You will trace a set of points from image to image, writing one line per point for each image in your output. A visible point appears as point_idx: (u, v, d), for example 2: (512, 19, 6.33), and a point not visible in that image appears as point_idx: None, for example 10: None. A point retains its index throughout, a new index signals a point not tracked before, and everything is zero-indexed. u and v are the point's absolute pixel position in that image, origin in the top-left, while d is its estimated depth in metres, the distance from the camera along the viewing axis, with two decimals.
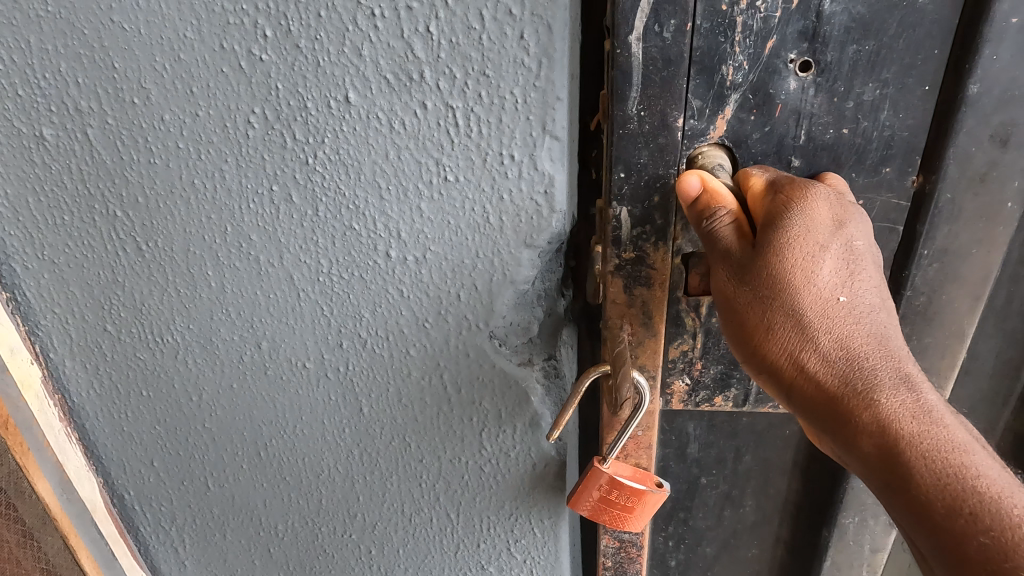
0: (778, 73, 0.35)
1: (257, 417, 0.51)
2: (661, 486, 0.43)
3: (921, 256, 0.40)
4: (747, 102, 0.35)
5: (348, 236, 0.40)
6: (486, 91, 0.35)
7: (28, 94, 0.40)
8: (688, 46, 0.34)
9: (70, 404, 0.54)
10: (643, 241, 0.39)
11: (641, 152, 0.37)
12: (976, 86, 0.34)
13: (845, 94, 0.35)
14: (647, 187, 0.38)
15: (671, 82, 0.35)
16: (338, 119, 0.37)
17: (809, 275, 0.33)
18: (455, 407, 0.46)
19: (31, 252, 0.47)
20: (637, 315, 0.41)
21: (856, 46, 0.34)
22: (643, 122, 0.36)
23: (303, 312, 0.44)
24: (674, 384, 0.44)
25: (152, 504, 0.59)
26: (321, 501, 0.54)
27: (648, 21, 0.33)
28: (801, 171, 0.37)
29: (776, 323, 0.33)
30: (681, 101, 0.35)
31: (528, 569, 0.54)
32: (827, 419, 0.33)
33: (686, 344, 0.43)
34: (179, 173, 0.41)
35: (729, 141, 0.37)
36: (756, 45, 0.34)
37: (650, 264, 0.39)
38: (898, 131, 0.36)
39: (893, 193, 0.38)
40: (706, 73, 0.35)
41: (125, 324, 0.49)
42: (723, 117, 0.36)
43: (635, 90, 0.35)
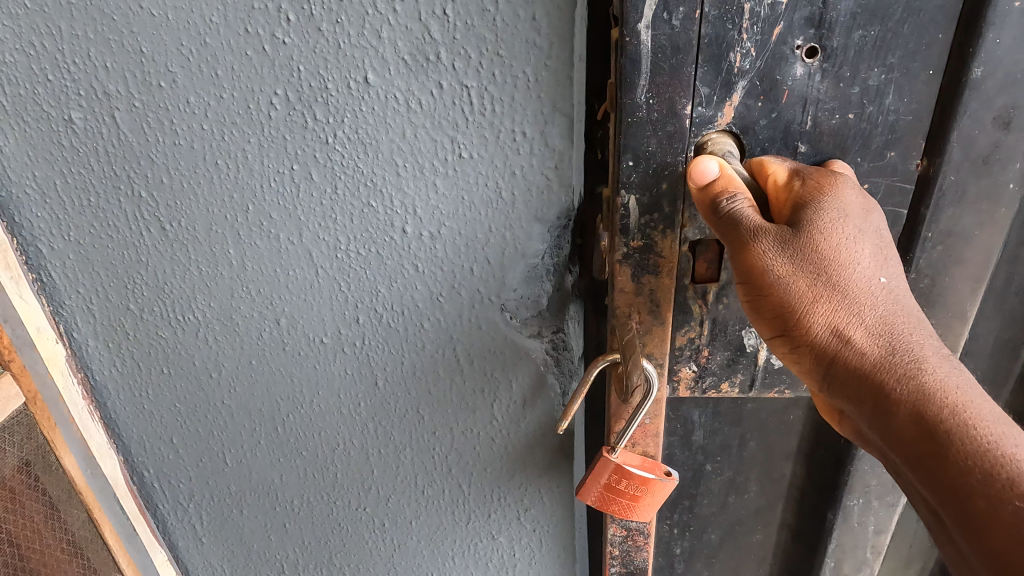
0: (786, 59, 0.35)
1: (275, 392, 0.53)
2: (670, 475, 0.44)
3: (925, 239, 0.41)
4: (754, 88, 0.36)
5: (366, 214, 0.42)
6: (500, 70, 0.36)
7: (57, 78, 0.41)
8: (696, 33, 0.35)
9: (92, 383, 0.55)
10: (651, 229, 0.40)
11: (649, 140, 0.37)
12: (979, 69, 0.35)
13: (851, 79, 0.36)
14: (655, 175, 0.38)
15: (680, 69, 0.35)
16: (358, 99, 0.38)
17: (849, 253, 0.34)
18: (468, 378, 0.48)
19: (57, 233, 0.48)
20: (645, 304, 0.42)
21: (862, 31, 0.35)
22: (652, 109, 0.37)
23: (321, 289, 0.46)
24: (680, 372, 0.45)
25: (171, 482, 0.61)
26: (337, 473, 0.57)
27: (657, 8, 0.34)
28: (808, 157, 0.38)
29: (817, 296, 0.34)
30: (689, 89, 0.36)
31: (538, 538, 0.56)
32: (859, 389, 0.34)
33: (693, 332, 0.44)
34: (203, 154, 0.42)
35: (736, 128, 0.37)
36: (763, 32, 0.35)
37: (657, 252, 0.40)
38: (902, 115, 0.37)
39: (896, 176, 0.39)
40: (715, 59, 0.35)
41: (148, 303, 0.50)
42: (731, 104, 0.37)
43: (644, 78, 0.36)
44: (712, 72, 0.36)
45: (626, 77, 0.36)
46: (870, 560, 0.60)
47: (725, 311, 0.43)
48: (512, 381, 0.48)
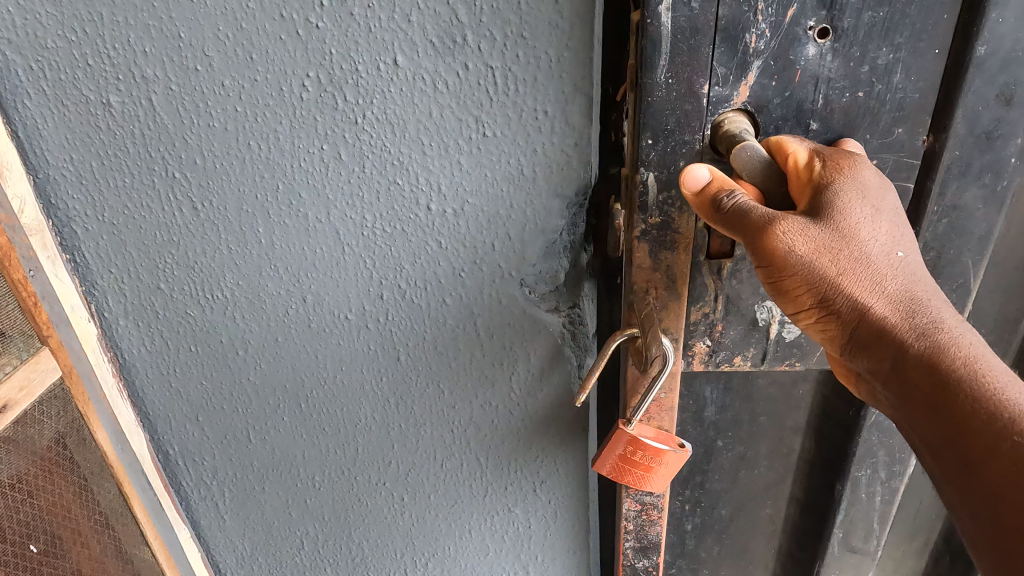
0: (798, 40, 0.38)
1: (299, 369, 0.55)
2: (683, 446, 0.46)
3: (932, 212, 0.43)
4: (768, 68, 0.38)
5: (392, 191, 0.44)
6: (523, 51, 0.38)
7: (97, 63, 0.43)
8: (714, 15, 0.37)
9: (121, 361, 0.57)
10: (670, 205, 0.42)
11: (668, 119, 0.40)
12: (983, 47, 0.37)
13: (861, 58, 0.38)
14: (673, 153, 0.41)
15: (698, 49, 0.38)
16: (387, 81, 0.40)
17: (870, 232, 0.36)
18: (488, 352, 0.51)
19: (92, 214, 0.50)
20: (662, 280, 0.44)
21: (871, 12, 0.37)
22: (671, 89, 0.39)
23: (348, 266, 0.48)
24: (695, 346, 0.47)
25: (196, 460, 0.63)
26: (358, 450, 0.59)
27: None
28: (819, 135, 0.40)
29: (845, 274, 0.36)
30: (706, 69, 0.38)
31: (553, 510, 0.58)
32: (879, 355, 0.36)
33: (707, 307, 0.45)
34: (236, 135, 0.44)
35: (751, 107, 0.39)
36: (778, 13, 0.37)
37: (676, 228, 0.43)
38: (910, 93, 0.39)
39: (904, 152, 0.41)
40: (731, 40, 0.38)
41: (178, 283, 0.52)
42: (746, 84, 0.39)
43: (663, 58, 0.38)
44: (728, 52, 0.38)
45: (646, 56, 0.38)
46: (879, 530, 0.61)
47: (737, 287, 0.45)
48: (530, 354, 0.50)
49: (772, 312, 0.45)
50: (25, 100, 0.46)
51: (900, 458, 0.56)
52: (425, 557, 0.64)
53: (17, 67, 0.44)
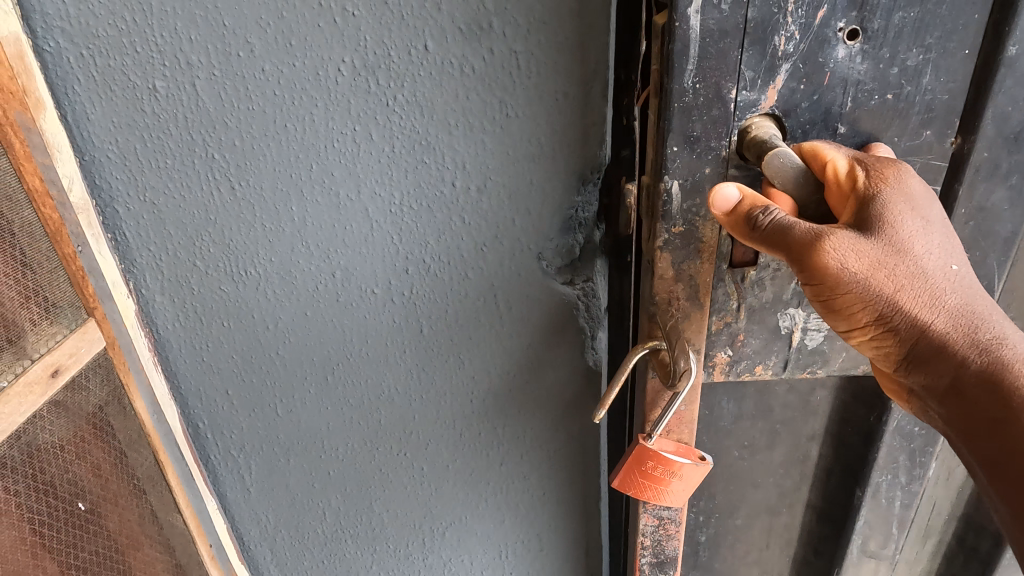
0: (828, 42, 0.40)
1: (327, 343, 0.58)
2: (704, 459, 0.49)
3: (959, 214, 0.46)
4: (797, 71, 0.41)
5: (419, 169, 0.47)
6: (544, 36, 0.42)
7: (145, 50, 0.46)
8: (743, 17, 0.38)
9: (156, 337, 0.60)
10: (694, 214, 0.44)
11: (695, 125, 0.42)
12: (1014, 47, 0.40)
13: (890, 60, 0.40)
14: (698, 159, 0.43)
15: (728, 51, 0.39)
16: (417, 65, 0.43)
17: (921, 246, 0.39)
18: (506, 324, 0.54)
19: (134, 195, 0.53)
20: (685, 289, 0.47)
21: (902, 13, 0.39)
22: (698, 94, 0.41)
23: (377, 242, 0.51)
24: (717, 357, 0.50)
25: (224, 433, 0.65)
26: (382, 421, 0.62)
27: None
28: (848, 138, 0.43)
29: (898, 287, 0.39)
30: (734, 73, 0.40)
31: (568, 483, 0.63)
32: (934, 368, 0.40)
33: (729, 316, 0.48)
34: (271, 119, 0.47)
35: (778, 112, 0.42)
36: (807, 15, 0.39)
37: (699, 237, 0.45)
38: (939, 93, 0.42)
39: (932, 154, 0.44)
40: (760, 43, 0.39)
41: (214, 261, 0.55)
42: (774, 87, 0.41)
43: (692, 63, 0.40)
44: (758, 56, 0.40)
45: (674, 59, 0.40)
46: (897, 536, 0.64)
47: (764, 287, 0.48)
48: (547, 324, 0.54)
49: (795, 320, 0.49)
50: (74, 86, 0.48)
51: (922, 451, 0.58)
52: (442, 525, 0.67)
53: (69, 56, 0.47)
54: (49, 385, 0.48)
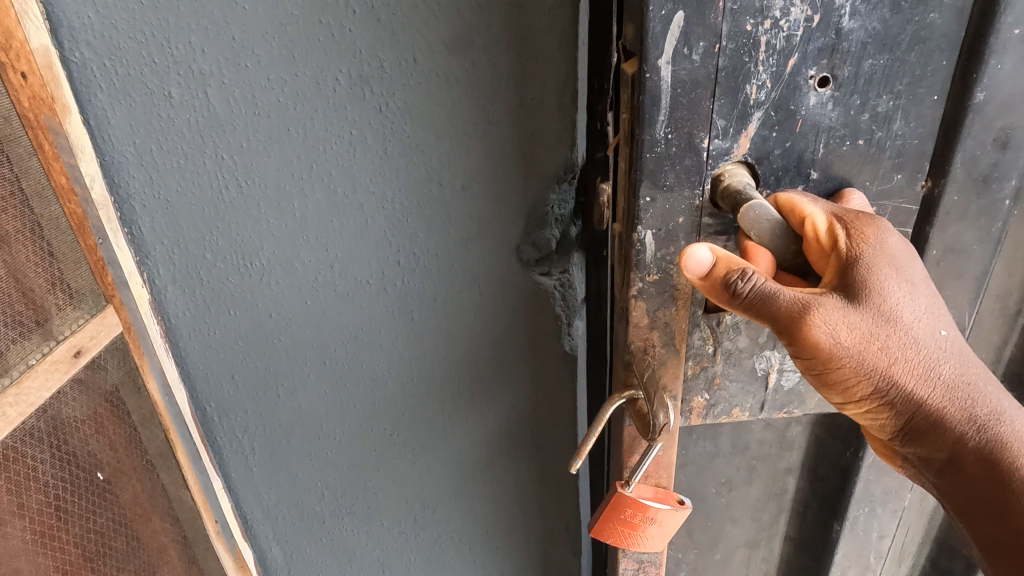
0: (799, 89, 0.45)
1: (326, 330, 0.63)
2: (681, 503, 0.55)
3: (933, 255, 0.54)
4: (769, 118, 0.46)
5: (409, 169, 0.52)
6: (519, 49, 0.47)
7: (161, 61, 0.51)
8: (714, 66, 0.43)
9: (168, 325, 0.64)
10: (666, 263, 0.50)
11: (668, 174, 0.47)
12: (981, 94, 0.46)
13: (862, 106, 0.46)
14: (670, 209, 0.48)
15: (698, 98, 0.44)
16: (407, 75, 0.48)
17: (912, 318, 0.45)
18: (490, 311, 0.59)
19: (150, 192, 0.57)
20: (660, 335, 0.52)
21: (872, 59, 0.44)
22: (670, 143, 0.45)
23: (371, 238, 0.56)
24: (694, 401, 0.57)
25: (229, 416, 0.70)
26: (375, 405, 0.66)
27: (680, 44, 0.42)
28: (819, 183, 0.49)
29: (881, 354, 0.46)
30: (707, 121, 0.45)
31: (541, 457, 0.68)
32: (908, 416, 0.48)
33: (705, 361, 0.55)
34: (275, 124, 0.52)
35: (751, 159, 0.47)
36: (779, 63, 0.44)
37: (673, 285, 0.51)
38: (910, 136, 0.48)
39: (906, 198, 0.51)
40: (730, 94, 0.45)
41: (222, 253, 0.60)
42: (745, 134, 0.46)
43: (663, 114, 0.44)
44: (728, 105, 0.45)
45: (643, 111, 0.44)
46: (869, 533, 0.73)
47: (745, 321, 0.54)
48: (526, 312, 0.58)
49: (770, 362, 0.56)
50: (96, 93, 0.52)
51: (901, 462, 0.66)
52: (432, 502, 0.73)
53: (92, 66, 0.51)
54: (72, 365, 0.53)
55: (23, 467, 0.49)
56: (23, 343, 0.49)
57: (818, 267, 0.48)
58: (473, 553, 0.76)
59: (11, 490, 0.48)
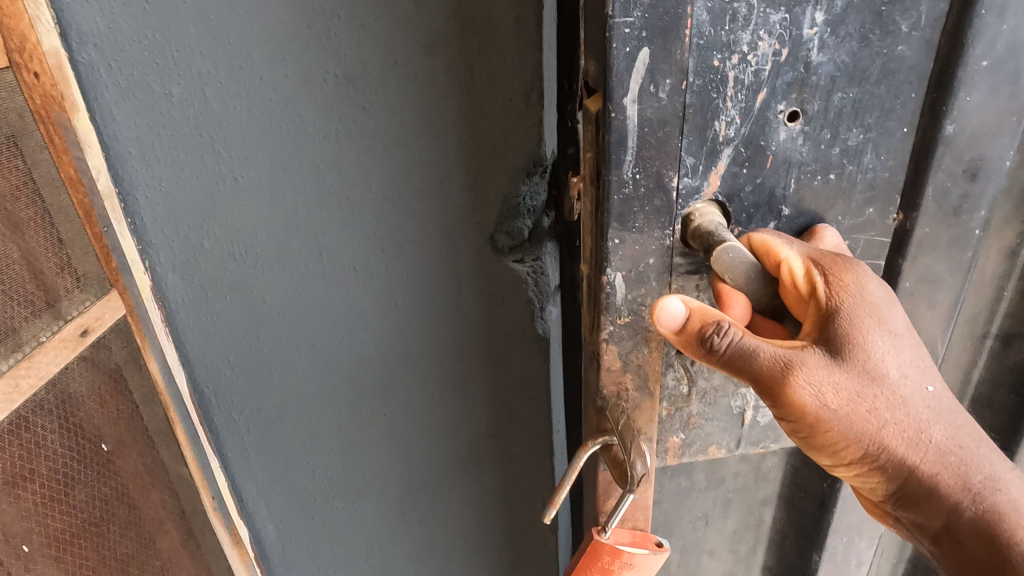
0: (769, 123, 0.51)
1: (317, 315, 0.67)
2: (659, 546, 0.60)
3: (907, 286, 0.61)
4: (739, 154, 0.51)
5: (392, 163, 0.56)
6: (490, 52, 0.52)
7: (163, 61, 0.54)
8: (683, 102, 0.48)
9: (168, 312, 0.67)
10: (637, 304, 0.55)
11: (637, 215, 0.51)
12: (951, 127, 0.52)
13: (833, 139, 0.52)
14: (639, 249, 0.53)
15: (665, 134, 0.49)
16: (388, 76, 0.52)
17: (886, 371, 0.50)
18: (468, 296, 0.63)
19: (152, 184, 0.60)
20: (634, 376, 0.58)
21: (840, 94, 0.50)
22: (638, 184, 0.50)
23: (357, 227, 0.60)
24: (670, 442, 0.64)
25: (226, 399, 0.74)
26: (362, 385, 0.71)
27: (645, 81, 0.46)
28: (791, 219, 0.55)
29: (862, 408, 0.50)
30: (675, 160, 0.50)
31: (522, 434, 0.72)
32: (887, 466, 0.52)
33: (679, 400, 0.62)
34: (269, 121, 0.56)
35: (721, 198, 0.53)
36: (748, 98, 0.49)
37: (644, 326, 0.56)
38: (881, 169, 0.55)
39: (876, 230, 0.58)
40: (701, 132, 0.49)
41: (220, 241, 0.63)
42: (715, 172, 0.51)
43: (630, 153, 0.48)
44: (697, 143, 0.50)
45: (610, 150, 0.48)
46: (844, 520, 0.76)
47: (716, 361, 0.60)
48: (501, 296, 0.63)
49: (745, 400, 0.64)
50: (102, 91, 0.56)
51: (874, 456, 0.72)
52: (417, 477, 0.77)
53: (98, 66, 0.54)
54: (78, 343, 0.58)
55: (29, 435, 0.53)
56: (34, 322, 0.54)
57: (794, 312, 0.53)
58: (456, 527, 0.81)
59: (21, 457, 0.52)
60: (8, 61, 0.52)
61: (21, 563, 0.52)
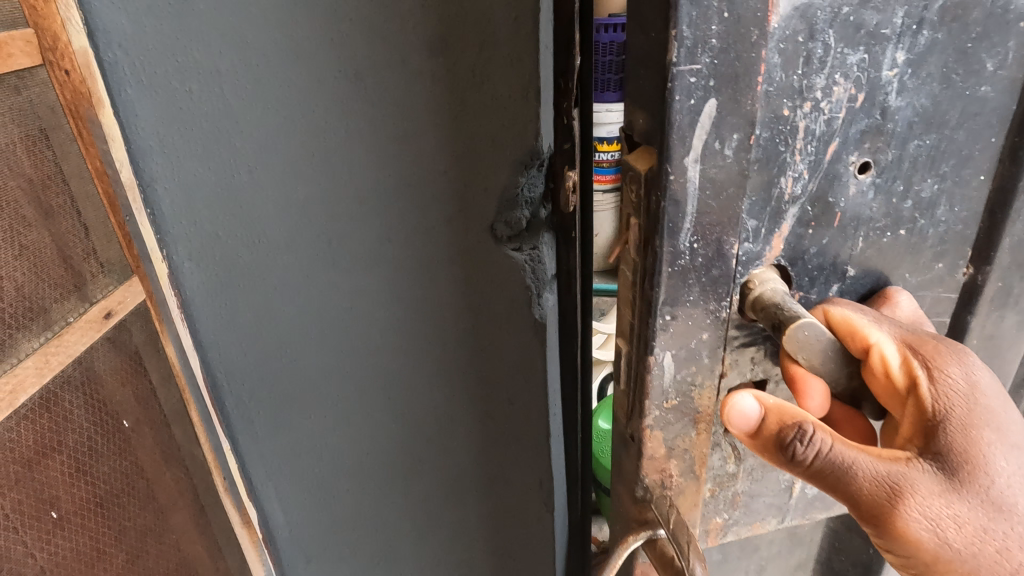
0: (838, 176, 0.49)
1: (326, 302, 0.70)
2: None
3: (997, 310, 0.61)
4: (805, 214, 0.50)
5: (398, 156, 0.60)
6: (491, 50, 0.54)
7: (183, 59, 0.58)
8: (749, 154, 0.45)
9: (184, 297, 0.71)
10: (690, 388, 0.54)
11: (691, 289, 0.49)
12: None
13: (905, 189, 0.51)
14: (692, 323, 0.51)
15: (727, 198, 0.46)
16: (395, 74, 0.56)
17: (986, 494, 0.46)
18: (470, 284, 0.66)
19: (170, 176, 0.64)
20: (681, 461, 0.57)
21: (918, 140, 0.49)
22: (695, 253, 0.48)
23: (366, 217, 0.64)
24: (713, 522, 0.64)
25: (237, 383, 0.77)
26: (369, 369, 0.74)
27: (709, 136, 0.43)
28: (860, 281, 0.55)
29: (953, 536, 0.47)
30: (735, 223, 0.48)
31: (521, 420, 0.74)
32: None
33: (723, 476, 0.61)
34: (283, 116, 0.60)
35: (783, 261, 0.51)
36: (819, 150, 0.48)
37: (696, 408, 0.55)
38: (953, 221, 0.54)
39: (942, 286, 0.58)
40: (765, 190, 0.48)
41: (234, 231, 0.67)
42: (778, 231, 0.50)
43: (687, 221, 0.46)
44: (760, 204, 0.48)
45: (665, 218, 0.45)
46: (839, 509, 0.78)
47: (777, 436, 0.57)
48: (500, 284, 0.66)
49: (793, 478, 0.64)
50: (125, 87, 0.59)
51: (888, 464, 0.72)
52: (420, 460, 0.80)
53: (123, 65, 0.58)
54: (103, 325, 0.62)
55: (58, 408, 0.57)
56: (64, 302, 0.59)
57: (890, 406, 0.52)
58: (457, 509, 0.84)
59: (50, 427, 0.56)
60: (43, 59, 0.58)
61: (49, 525, 0.56)
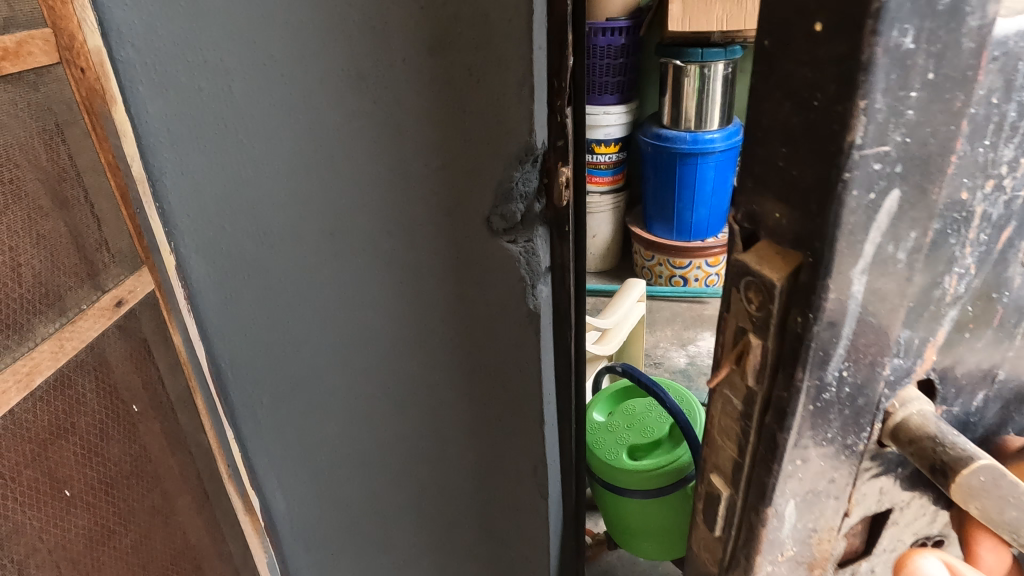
0: (1007, 266, 0.35)
1: (328, 293, 0.73)
2: None
3: None
4: (966, 315, 0.35)
5: (398, 152, 0.63)
6: (487, 51, 0.56)
7: (194, 59, 0.61)
8: (924, 246, 0.31)
9: (190, 289, 0.74)
10: (810, 534, 0.39)
11: (830, 419, 0.34)
12: None
13: None
14: (826, 456, 0.36)
15: (891, 310, 0.32)
16: (395, 74, 0.59)
17: None
18: (466, 277, 0.68)
19: (179, 171, 0.67)
20: None
21: None
22: (840, 382, 0.33)
23: (366, 210, 0.67)
24: None
25: (241, 372, 0.80)
26: (369, 359, 0.76)
27: (886, 239, 0.29)
28: (1007, 384, 0.40)
29: None
30: (890, 343, 0.33)
31: (515, 414, 0.76)
32: None
33: None
34: (288, 112, 0.63)
35: (931, 376, 0.37)
36: (994, 237, 0.33)
37: (812, 556, 0.40)
38: None
39: None
40: (927, 292, 0.33)
41: (239, 225, 0.70)
42: (931, 344, 0.35)
43: (840, 348, 0.32)
44: (918, 312, 0.33)
45: (813, 346, 0.31)
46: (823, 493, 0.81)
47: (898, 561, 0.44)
48: (496, 278, 0.68)
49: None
50: (137, 85, 0.62)
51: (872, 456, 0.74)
52: (418, 449, 0.82)
53: (134, 63, 0.61)
54: (113, 312, 0.66)
55: (71, 391, 0.60)
56: (78, 290, 0.62)
57: None
58: (454, 499, 0.86)
59: (64, 409, 0.59)
60: (59, 58, 0.59)
61: (62, 504, 0.59)
